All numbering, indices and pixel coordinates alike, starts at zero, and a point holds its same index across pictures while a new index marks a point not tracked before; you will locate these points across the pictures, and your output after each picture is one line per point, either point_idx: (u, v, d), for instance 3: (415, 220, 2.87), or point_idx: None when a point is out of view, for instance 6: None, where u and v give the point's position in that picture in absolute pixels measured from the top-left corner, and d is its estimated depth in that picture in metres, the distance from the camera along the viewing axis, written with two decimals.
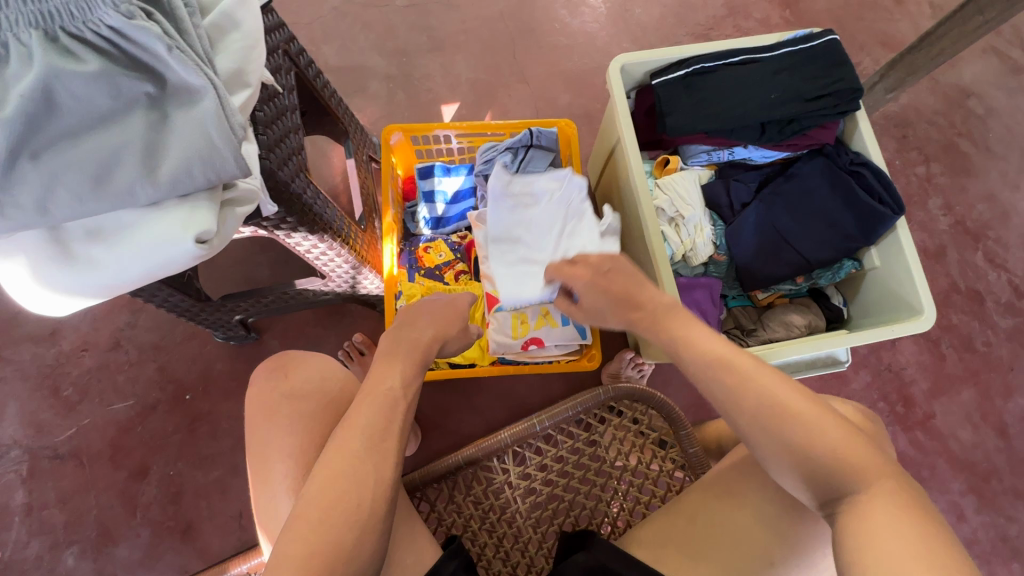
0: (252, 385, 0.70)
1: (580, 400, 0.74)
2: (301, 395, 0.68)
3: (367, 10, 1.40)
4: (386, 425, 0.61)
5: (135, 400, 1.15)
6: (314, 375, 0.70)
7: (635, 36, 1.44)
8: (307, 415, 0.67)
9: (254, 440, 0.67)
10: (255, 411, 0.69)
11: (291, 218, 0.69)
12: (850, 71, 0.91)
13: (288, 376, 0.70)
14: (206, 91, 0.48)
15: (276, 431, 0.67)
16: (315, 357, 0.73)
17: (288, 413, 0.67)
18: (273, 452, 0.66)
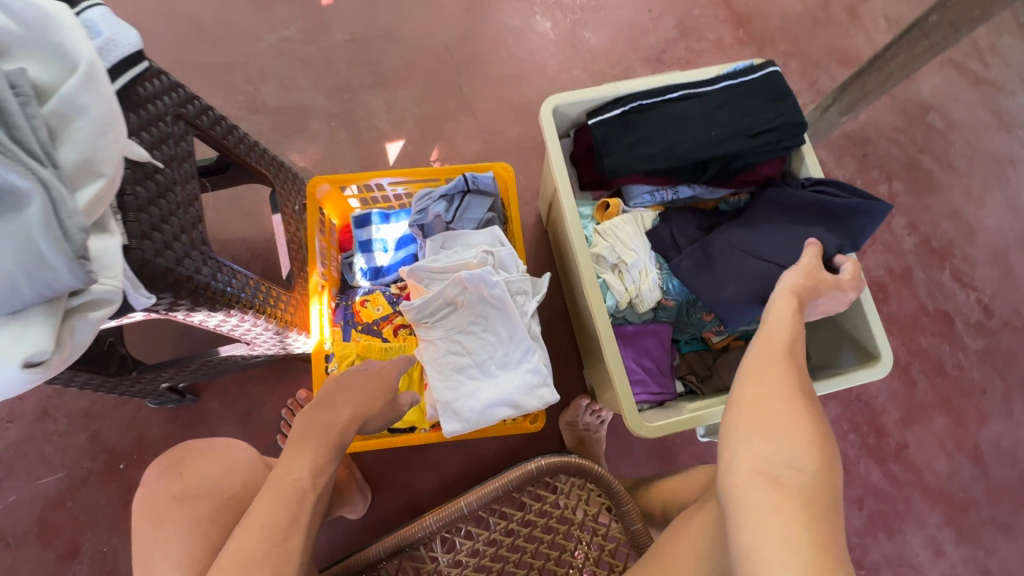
0: (143, 488, 0.69)
1: (511, 477, 0.69)
2: (193, 497, 0.67)
3: (307, 46, 1.36)
4: (287, 525, 0.58)
5: (65, 473, 1.08)
6: (211, 475, 0.70)
7: (585, 63, 1.40)
8: (201, 517, 0.66)
9: (142, 552, 0.65)
10: (144, 519, 0.67)
11: (183, 300, 0.63)
12: (793, 104, 0.87)
13: (179, 475, 0.69)
14: (35, 193, 0.43)
15: (167, 537, 0.64)
16: (210, 455, 0.72)
17: (180, 516, 0.66)
18: (160, 565, 0.63)
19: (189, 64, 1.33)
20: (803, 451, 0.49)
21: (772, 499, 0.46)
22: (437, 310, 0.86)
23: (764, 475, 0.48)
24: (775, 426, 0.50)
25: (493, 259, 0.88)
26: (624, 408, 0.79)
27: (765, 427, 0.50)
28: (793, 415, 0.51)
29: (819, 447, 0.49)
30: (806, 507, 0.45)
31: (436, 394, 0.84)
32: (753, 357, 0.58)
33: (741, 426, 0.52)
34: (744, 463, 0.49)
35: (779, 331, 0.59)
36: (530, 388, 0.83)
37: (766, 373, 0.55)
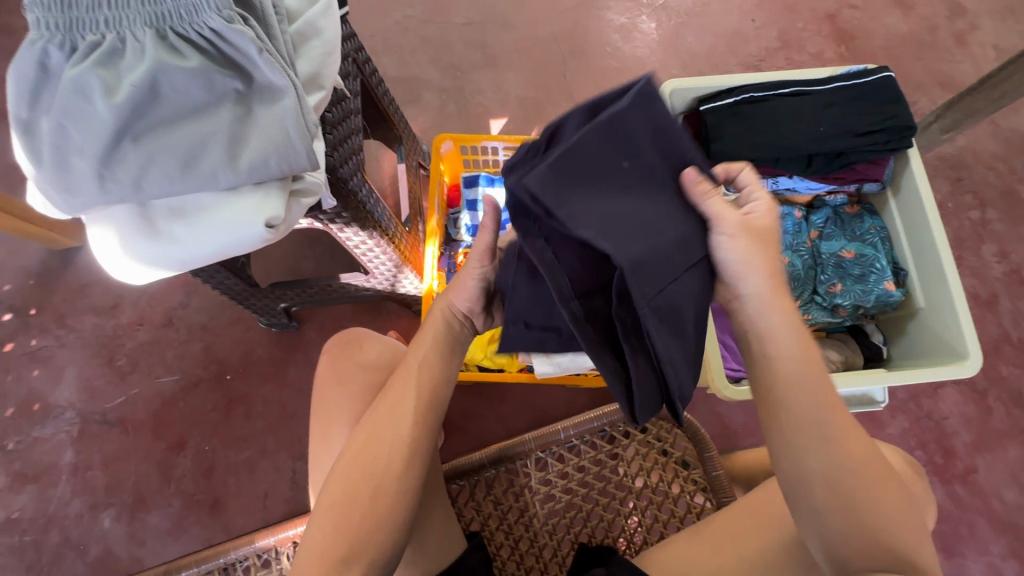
0: (328, 353, 0.82)
1: (605, 412, 0.77)
2: (370, 368, 0.79)
3: (428, 26, 1.48)
4: (417, 409, 0.62)
5: (180, 376, 1.22)
6: (382, 355, 0.81)
7: (685, 64, 1.46)
8: (374, 386, 0.78)
9: (323, 401, 0.78)
10: (328, 375, 0.80)
11: (346, 213, 0.73)
12: (904, 108, 0.91)
13: (360, 348, 0.81)
14: (288, 91, 0.53)
15: (346, 394, 0.77)
16: (380, 339, 0.84)
17: (357, 379, 0.78)
18: (336, 415, 0.76)
19: None
20: (875, 475, 0.55)
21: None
22: None
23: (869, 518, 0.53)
24: (855, 469, 0.54)
25: None
26: (713, 369, 0.84)
27: (849, 479, 0.54)
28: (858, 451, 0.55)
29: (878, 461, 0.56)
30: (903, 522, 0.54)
31: None
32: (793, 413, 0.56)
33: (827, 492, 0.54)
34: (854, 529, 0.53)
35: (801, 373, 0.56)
36: None
37: (818, 432, 0.55)
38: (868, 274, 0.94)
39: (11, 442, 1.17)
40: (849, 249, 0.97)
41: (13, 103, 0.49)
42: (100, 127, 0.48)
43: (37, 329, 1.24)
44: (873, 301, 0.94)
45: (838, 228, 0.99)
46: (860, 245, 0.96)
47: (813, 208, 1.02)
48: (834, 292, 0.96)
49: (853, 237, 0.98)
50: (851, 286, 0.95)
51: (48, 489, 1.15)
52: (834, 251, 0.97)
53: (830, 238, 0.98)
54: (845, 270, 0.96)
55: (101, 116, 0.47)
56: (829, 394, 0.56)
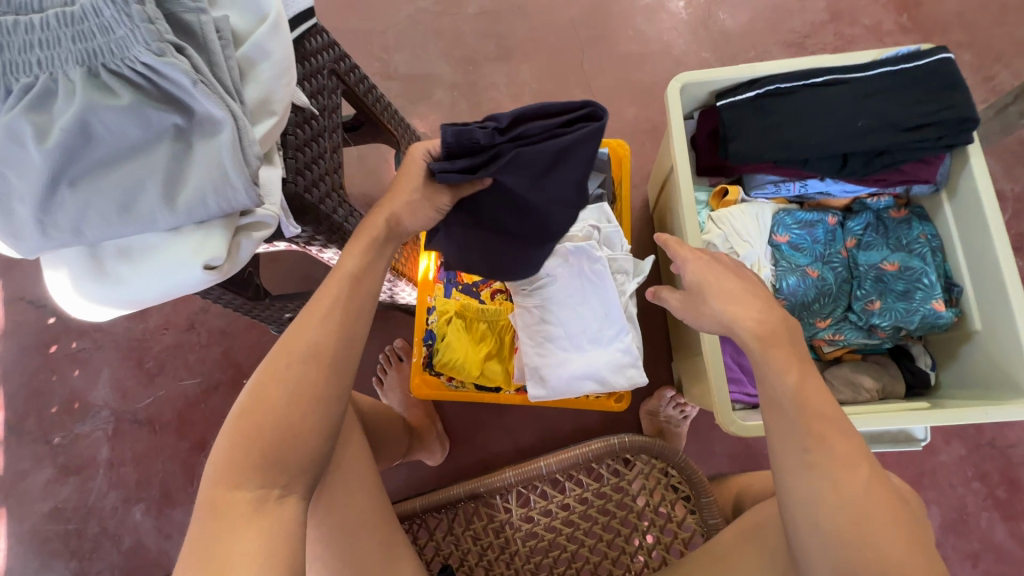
0: None
1: (590, 447, 0.70)
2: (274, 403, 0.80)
3: (440, 17, 1.42)
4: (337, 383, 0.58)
5: (201, 379, 1.27)
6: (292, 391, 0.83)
7: (717, 45, 1.33)
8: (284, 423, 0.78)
9: None
10: None
11: (320, 236, 0.71)
12: (964, 96, 0.77)
13: None
14: (227, 122, 0.50)
15: None
16: None
17: None
18: None
19: (336, 31, 1.44)
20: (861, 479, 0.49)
21: None
22: (538, 279, 0.87)
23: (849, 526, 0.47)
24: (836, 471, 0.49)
25: (599, 234, 0.88)
26: (718, 402, 0.76)
27: (826, 480, 0.49)
28: (842, 453, 0.49)
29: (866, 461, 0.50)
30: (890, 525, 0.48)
31: (525, 358, 0.87)
32: (777, 416, 0.52)
33: (803, 498, 0.49)
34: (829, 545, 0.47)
35: (780, 383, 0.52)
36: (612, 370, 0.84)
37: (790, 435, 0.51)
38: (913, 290, 0.82)
39: (56, 437, 1.27)
40: (893, 261, 0.84)
41: None
42: (36, 174, 0.47)
43: (77, 332, 1.31)
44: (917, 323, 0.82)
45: (881, 236, 0.86)
46: (907, 258, 0.83)
47: (852, 211, 0.89)
48: (871, 310, 0.84)
49: (899, 246, 0.85)
50: (892, 304, 0.83)
51: (88, 481, 1.24)
52: (875, 263, 0.85)
53: (870, 247, 0.86)
54: (887, 285, 0.84)
55: (36, 162, 0.47)
56: (808, 404, 0.51)
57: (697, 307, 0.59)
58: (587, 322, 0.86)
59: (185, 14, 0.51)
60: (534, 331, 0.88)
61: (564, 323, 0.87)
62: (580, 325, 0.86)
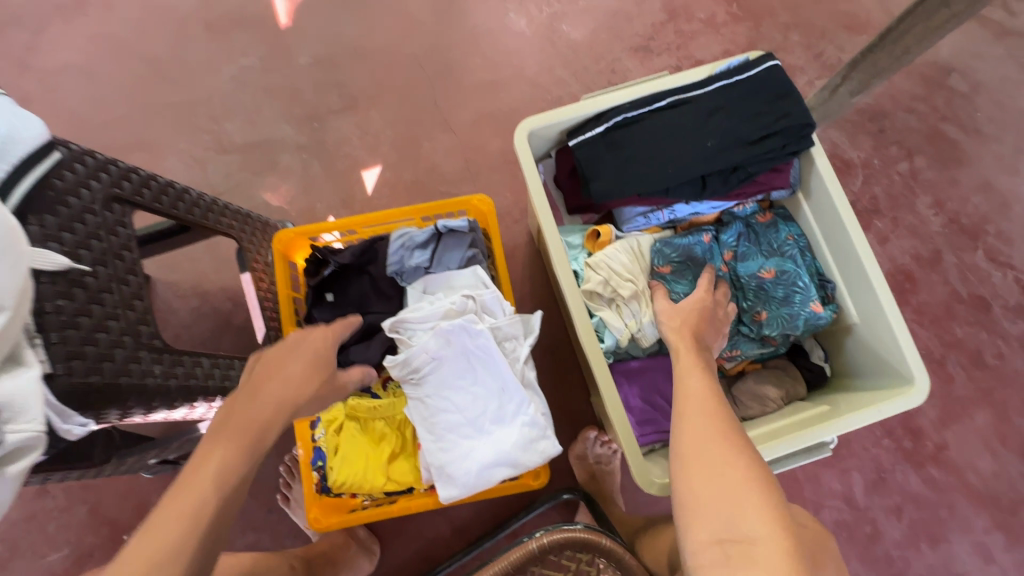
0: None
1: (510, 560, 0.64)
2: None
3: (269, 74, 1.27)
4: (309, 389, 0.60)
5: (69, 548, 1.06)
6: None
7: (567, 60, 1.30)
8: None
9: None
10: None
11: (137, 407, 0.57)
12: (797, 101, 0.77)
13: None
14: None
15: None
16: None
17: None
18: None
19: (150, 106, 1.26)
20: (751, 502, 0.47)
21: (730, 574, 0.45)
22: (421, 366, 0.81)
23: (720, 538, 0.46)
24: (713, 485, 0.48)
25: (475, 304, 0.82)
26: (632, 463, 0.72)
27: (711, 495, 0.48)
28: (737, 477, 0.48)
29: (746, 464, 0.49)
30: (773, 567, 0.44)
31: (428, 458, 0.79)
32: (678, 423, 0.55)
33: (685, 495, 0.50)
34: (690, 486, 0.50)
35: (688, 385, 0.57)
36: (521, 447, 0.77)
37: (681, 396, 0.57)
38: (790, 296, 0.82)
39: None
40: (769, 268, 0.83)
41: None
42: None
43: None
44: (802, 327, 0.82)
45: (754, 244, 0.85)
46: (780, 263, 0.83)
47: (725, 223, 0.87)
48: (761, 321, 0.84)
49: (772, 252, 0.85)
50: (777, 313, 0.83)
51: None
52: (755, 273, 0.84)
53: (747, 258, 0.85)
54: (770, 294, 0.83)
55: None
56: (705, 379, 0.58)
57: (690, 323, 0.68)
58: (484, 401, 0.79)
59: None
60: (430, 424, 0.80)
61: (458, 405, 0.80)
62: (475, 405, 0.79)
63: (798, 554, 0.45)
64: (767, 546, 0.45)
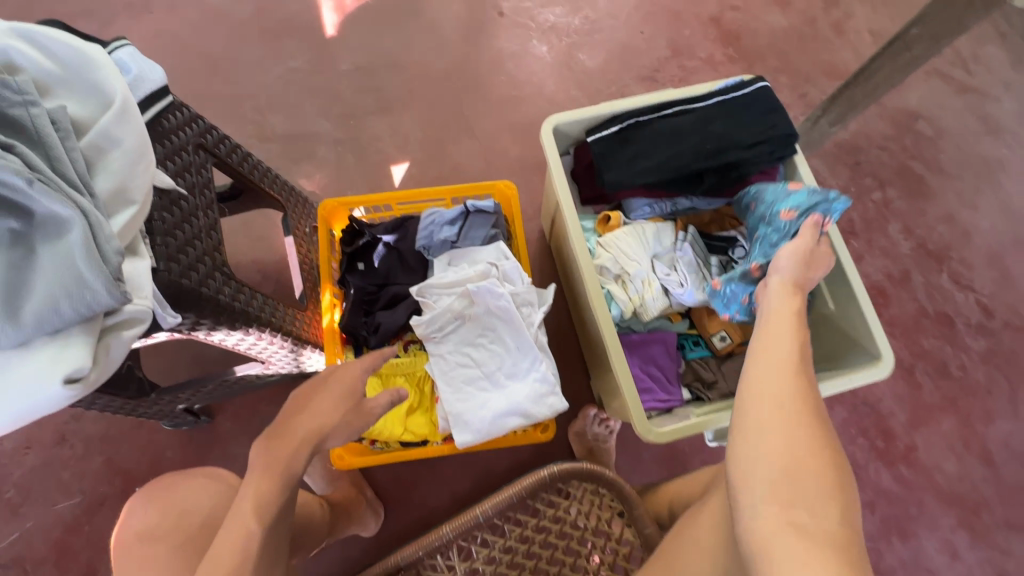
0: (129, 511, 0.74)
1: (524, 484, 0.72)
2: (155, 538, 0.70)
3: (313, 76, 1.41)
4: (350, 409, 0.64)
5: (81, 497, 1.10)
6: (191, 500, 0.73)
7: (582, 83, 1.45)
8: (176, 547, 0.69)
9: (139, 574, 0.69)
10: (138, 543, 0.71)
11: (205, 320, 0.65)
12: (783, 116, 0.91)
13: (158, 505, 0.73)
14: (75, 222, 0.46)
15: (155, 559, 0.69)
16: (197, 483, 0.75)
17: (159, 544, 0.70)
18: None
19: (202, 96, 1.38)
20: (820, 491, 0.48)
21: (795, 550, 0.46)
22: (445, 324, 0.90)
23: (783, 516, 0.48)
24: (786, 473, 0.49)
25: (497, 271, 0.92)
26: (635, 416, 0.81)
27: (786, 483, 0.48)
28: (819, 468, 0.48)
29: (827, 456, 0.49)
30: (829, 555, 0.45)
31: (446, 406, 0.86)
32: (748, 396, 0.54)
33: (753, 475, 0.50)
34: (765, 463, 0.50)
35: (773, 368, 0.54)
36: (532, 399, 0.85)
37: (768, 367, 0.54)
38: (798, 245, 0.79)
39: None
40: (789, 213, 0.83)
41: None
42: None
43: None
44: None
45: (782, 195, 0.84)
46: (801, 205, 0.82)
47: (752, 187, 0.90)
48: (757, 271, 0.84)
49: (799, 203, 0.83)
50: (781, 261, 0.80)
51: None
52: (778, 214, 0.84)
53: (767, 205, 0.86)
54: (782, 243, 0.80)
55: None
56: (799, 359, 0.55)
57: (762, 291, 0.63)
58: (502, 357, 0.89)
59: (12, 111, 0.47)
60: (450, 377, 0.88)
61: (478, 360, 0.89)
62: (493, 360, 0.89)
63: (856, 552, 0.46)
64: (833, 538, 0.46)
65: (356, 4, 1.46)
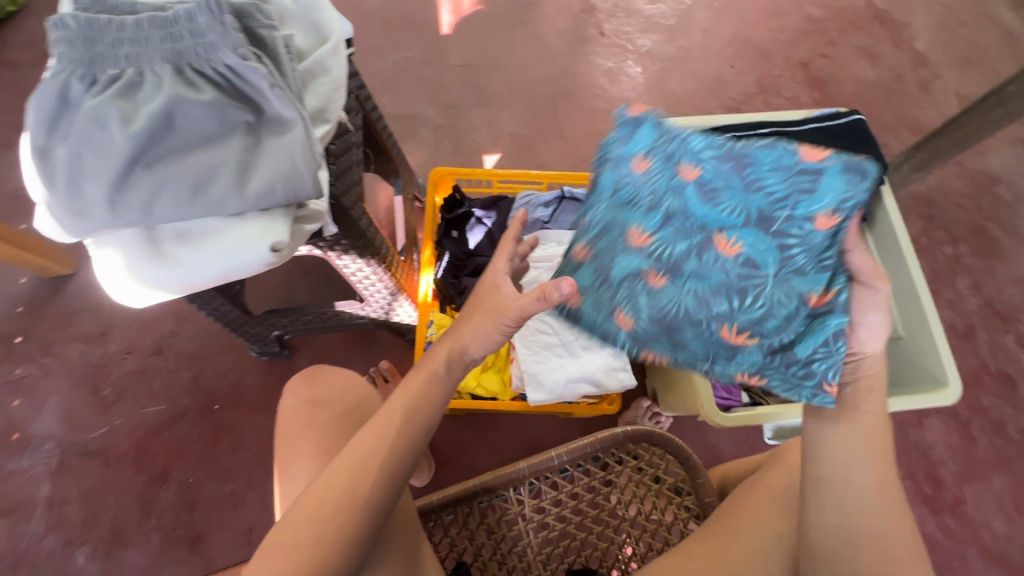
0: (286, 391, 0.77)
1: (597, 438, 0.77)
2: (320, 405, 0.74)
3: (425, 67, 1.54)
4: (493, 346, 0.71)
5: (166, 405, 1.20)
6: (339, 386, 0.76)
7: (669, 105, 1.54)
8: (321, 423, 0.73)
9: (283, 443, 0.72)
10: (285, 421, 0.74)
11: (346, 240, 0.75)
12: (875, 148, 0.97)
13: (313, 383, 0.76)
14: (297, 123, 0.55)
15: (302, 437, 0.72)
16: (342, 371, 0.79)
17: (305, 418, 0.73)
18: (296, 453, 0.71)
19: None
20: (906, 558, 0.56)
21: None
22: None
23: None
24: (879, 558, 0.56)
25: None
26: (703, 399, 0.87)
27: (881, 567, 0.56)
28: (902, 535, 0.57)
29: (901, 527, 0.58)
30: None
31: (524, 365, 0.92)
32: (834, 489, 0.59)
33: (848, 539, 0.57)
34: (859, 528, 0.57)
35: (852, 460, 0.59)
36: (606, 372, 0.92)
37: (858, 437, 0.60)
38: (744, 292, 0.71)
39: None
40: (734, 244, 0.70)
41: (32, 130, 0.51)
42: (115, 153, 0.50)
43: (22, 357, 1.22)
44: None
45: (813, 192, 0.66)
46: (752, 241, 0.69)
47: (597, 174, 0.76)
48: (818, 307, 0.68)
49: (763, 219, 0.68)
50: (757, 301, 0.71)
51: (22, 523, 1.11)
52: (714, 237, 0.70)
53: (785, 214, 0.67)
54: (730, 273, 0.71)
55: (117, 143, 0.50)
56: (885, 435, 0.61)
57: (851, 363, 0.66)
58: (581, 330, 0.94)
59: (261, 29, 0.57)
60: (529, 339, 0.94)
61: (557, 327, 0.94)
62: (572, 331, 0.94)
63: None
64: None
65: (472, 10, 1.60)
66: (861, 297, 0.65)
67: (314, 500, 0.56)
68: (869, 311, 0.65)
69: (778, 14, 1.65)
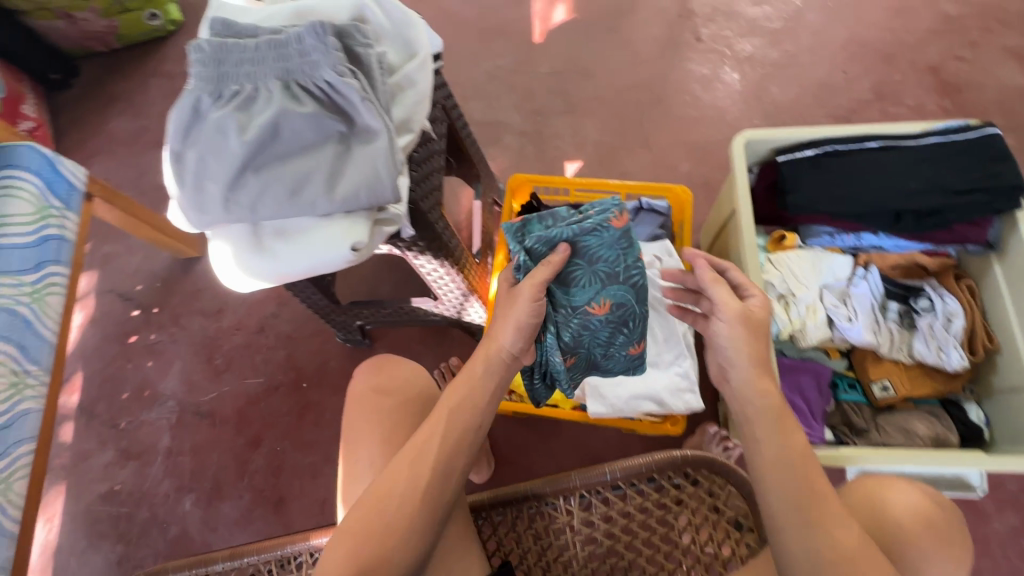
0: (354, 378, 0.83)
1: (655, 458, 0.76)
2: (382, 394, 0.79)
3: (515, 74, 1.58)
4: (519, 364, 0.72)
5: (264, 379, 1.34)
6: (398, 377, 0.81)
7: (768, 114, 1.45)
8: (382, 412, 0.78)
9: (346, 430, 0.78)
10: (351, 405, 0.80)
11: (422, 242, 0.79)
12: (1012, 166, 0.84)
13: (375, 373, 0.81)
14: (382, 134, 0.60)
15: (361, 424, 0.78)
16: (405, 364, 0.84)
17: (369, 407, 0.78)
18: (355, 444, 0.77)
19: None
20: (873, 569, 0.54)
21: None
22: None
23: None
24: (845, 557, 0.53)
25: (660, 265, 0.97)
26: None
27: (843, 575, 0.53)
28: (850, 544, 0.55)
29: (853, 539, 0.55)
30: None
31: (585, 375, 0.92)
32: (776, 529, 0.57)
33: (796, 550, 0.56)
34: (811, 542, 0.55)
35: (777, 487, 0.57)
36: (667, 392, 0.88)
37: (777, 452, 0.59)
38: (628, 320, 0.77)
39: (123, 421, 1.34)
40: (605, 302, 0.75)
41: (171, 137, 0.61)
42: (231, 159, 0.58)
43: (156, 325, 1.42)
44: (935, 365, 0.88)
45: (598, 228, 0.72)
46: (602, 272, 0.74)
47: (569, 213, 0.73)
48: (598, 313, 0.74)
49: (596, 256, 0.73)
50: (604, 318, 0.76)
51: (146, 467, 1.30)
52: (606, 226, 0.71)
53: (591, 246, 0.72)
54: (608, 319, 0.76)
55: (233, 150, 0.58)
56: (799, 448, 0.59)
57: (727, 393, 0.65)
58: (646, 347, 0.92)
59: (357, 47, 0.62)
60: None
61: None
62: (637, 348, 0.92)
63: None
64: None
65: (565, 18, 1.62)
66: (724, 334, 0.64)
67: (380, 491, 0.63)
68: (727, 334, 0.64)
69: (906, 14, 1.49)
